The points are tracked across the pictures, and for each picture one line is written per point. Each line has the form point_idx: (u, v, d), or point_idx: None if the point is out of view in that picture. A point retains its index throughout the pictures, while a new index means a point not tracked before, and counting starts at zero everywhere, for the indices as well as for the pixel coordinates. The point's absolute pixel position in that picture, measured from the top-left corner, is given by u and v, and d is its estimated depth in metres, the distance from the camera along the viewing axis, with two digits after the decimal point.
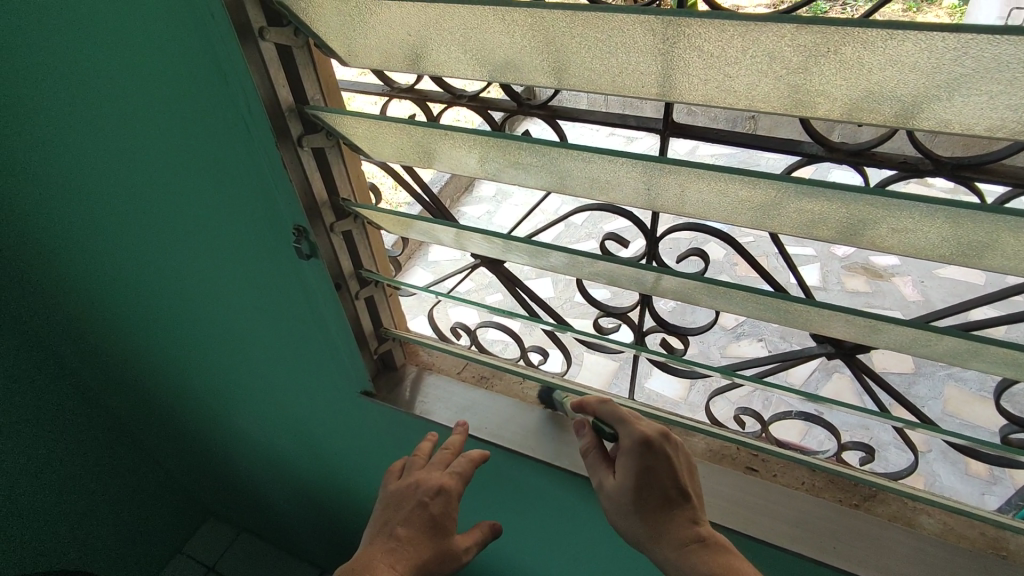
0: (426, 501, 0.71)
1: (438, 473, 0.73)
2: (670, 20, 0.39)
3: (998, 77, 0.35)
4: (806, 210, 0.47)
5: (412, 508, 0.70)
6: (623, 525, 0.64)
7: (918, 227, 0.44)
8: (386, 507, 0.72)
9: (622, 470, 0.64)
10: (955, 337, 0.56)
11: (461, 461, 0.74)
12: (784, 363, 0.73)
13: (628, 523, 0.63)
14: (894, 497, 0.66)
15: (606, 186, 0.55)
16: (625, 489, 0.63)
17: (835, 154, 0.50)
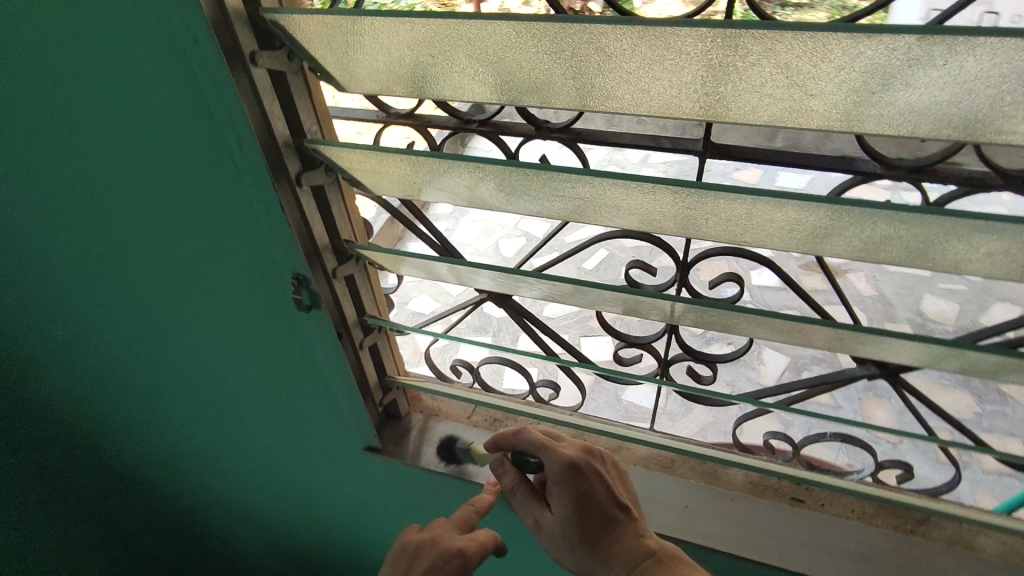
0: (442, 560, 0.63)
1: (461, 538, 0.66)
2: (750, 34, 0.33)
3: None
4: (874, 236, 0.44)
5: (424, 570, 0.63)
6: (569, 558, 0.61)
7: (997, 250, 0.42)
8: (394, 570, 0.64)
9: (559, 500, 0.61)
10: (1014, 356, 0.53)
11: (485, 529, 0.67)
12: (815, 387, 0.71)
13: (575, 554, 0.61)
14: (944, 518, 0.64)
15: (649, 216, 0.50)
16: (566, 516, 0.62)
17: (892, 171, 0.47)
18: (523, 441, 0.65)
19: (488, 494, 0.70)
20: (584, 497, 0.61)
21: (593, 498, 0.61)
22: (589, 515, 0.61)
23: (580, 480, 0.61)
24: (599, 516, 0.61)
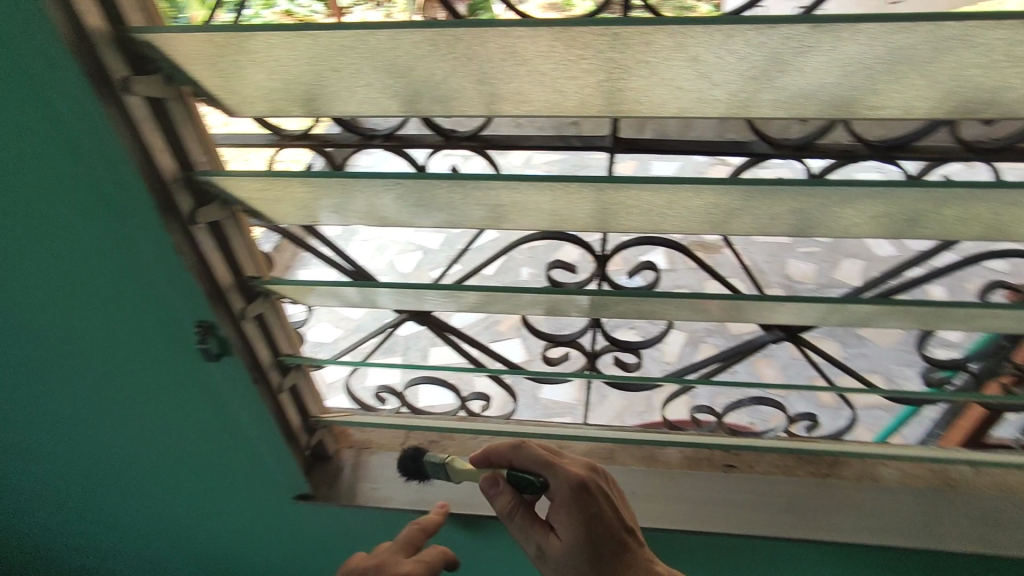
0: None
1: (403, 561, 0.62)
2: (647, 32, 0.35)
3: (954, 67, 0.37)
4: (772, 211, 0.49)
5: None
6: None
7: (871, 210, 0.48)
8: None
9: (567, 523, 0.59)
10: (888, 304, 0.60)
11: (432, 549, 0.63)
12: (728, 360, 0.77)
13: None
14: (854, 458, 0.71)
15: (568, 215, 0.51)
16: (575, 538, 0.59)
17: (781, 150, 0.53)
18: (527, 459, 0.61)
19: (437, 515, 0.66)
20: (595, 520, 0.59)
21: (603, 515, 0.59)
22: (601, 535, 0.59)
23: (591, 501, 0.59)
24: (608, 539, 0.59)
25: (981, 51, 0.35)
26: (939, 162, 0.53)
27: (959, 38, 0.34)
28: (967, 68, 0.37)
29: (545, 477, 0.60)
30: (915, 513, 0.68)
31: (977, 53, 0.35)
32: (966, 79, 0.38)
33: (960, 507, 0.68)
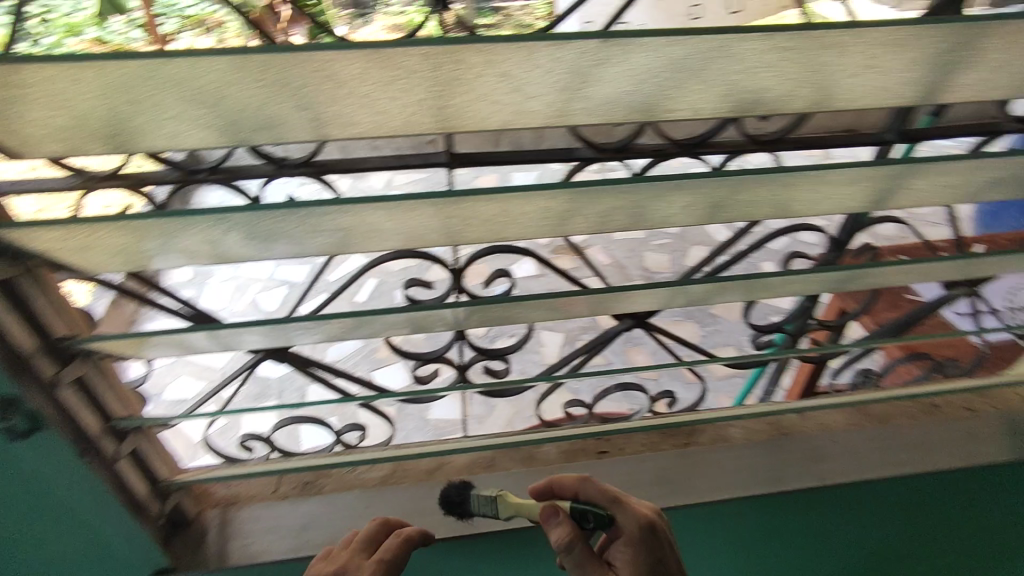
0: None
1: (366, 563, 0.61)
2: (457, 50, 0.37)
3: (726, 72, 0.42)
4: (602, 209, 0.53)
5: None
6: None
7: (684, 201, 0.55)
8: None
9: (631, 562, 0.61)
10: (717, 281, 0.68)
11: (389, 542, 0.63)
12: (592, 350, 0.81)
13: None
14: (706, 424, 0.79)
15: (416, 233, 0.52)
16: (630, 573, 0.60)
17: (603, 153, 0.57)
18: (595, 493, 0.63)
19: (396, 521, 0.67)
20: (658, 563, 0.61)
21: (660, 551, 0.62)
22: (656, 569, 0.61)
23: (654, 542, 0.62)
24: None
25: (741, 59, 0.41)
26: (734, 154, 0.60)
27: (722, 49, 0.39)
28: (735, 74, 0.43)
29: (611, 511, 0.63)
30: (760, 464, 0.78)
31: (740, 60, 0.41)
32: (738, 82, 0.44)
33: (792, 451, 0.79)
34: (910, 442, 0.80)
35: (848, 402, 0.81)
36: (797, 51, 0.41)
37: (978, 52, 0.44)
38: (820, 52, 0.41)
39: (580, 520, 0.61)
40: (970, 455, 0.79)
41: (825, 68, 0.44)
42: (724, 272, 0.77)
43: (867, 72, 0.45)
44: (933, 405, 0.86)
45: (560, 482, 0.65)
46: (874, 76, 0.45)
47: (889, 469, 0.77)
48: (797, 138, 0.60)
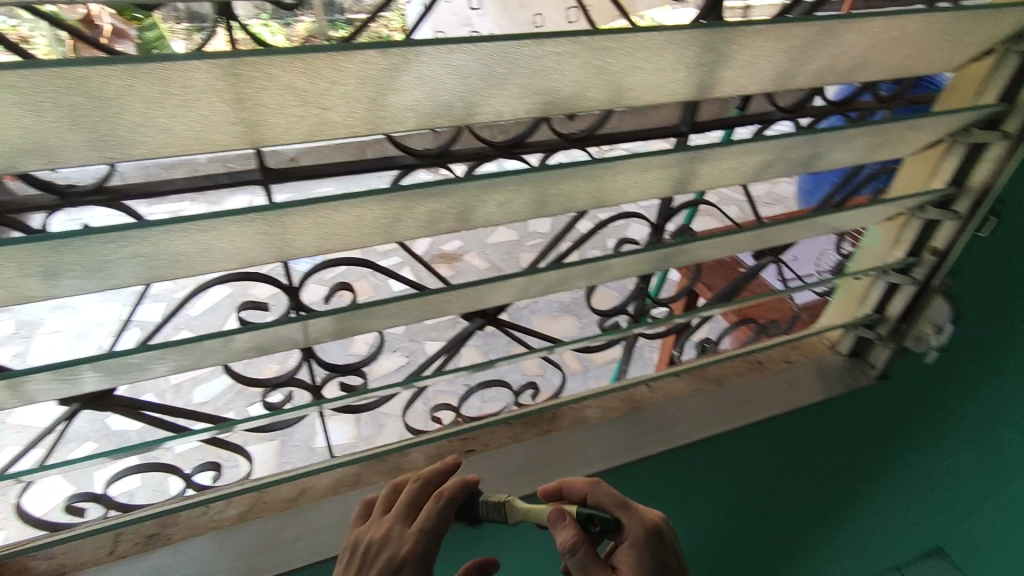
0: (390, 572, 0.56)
1: (407, 535, 0.58)
2: (244, 63, 0.37)
3: (518, 77, 0.46)
4: (425, 210, 0.56)
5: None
6: None
7: (503, 196, 0.59)
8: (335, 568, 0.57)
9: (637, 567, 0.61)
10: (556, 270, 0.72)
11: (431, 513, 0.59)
12: (450, 351, 0.83)
13: None
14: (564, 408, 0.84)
15: (235, 254, 0.50)
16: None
17: (423, 159, 0.60)
18: (604, 497, 0.64)
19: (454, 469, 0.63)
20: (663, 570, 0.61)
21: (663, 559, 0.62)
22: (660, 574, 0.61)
23: (659, 547, 0.62)
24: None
25: (529, 63, 0.45)
26: (551, 151, 0.65)
27: (508, 55, 0.43)
28: (528, 78, 0.47)
29: (619, 518, 0.63)
30: (616, 437, 0.84)
31: (528, 66, 0.45)
32: (532, 86, 0.48)
33: (643, 421, 0.85)
34: (740, 397, 0.90)
35: (685, 369, 0.89)
36: (574, 54, 0.46)
37: (727, 53, 0.52)
38: (594, 54, 0.46)
39: (587, 525, 0.62)
40: (787, 400, 0.89)
41: (607, 70, 0.49)
42: (563, 261, 0.82)
43: (640, 71, 0.51)
44: (758, 361, 0.96)
45: (569, 485, 0.66)
46: (648, 74, 0.52)
47: (729, 423, 0.86)
48: (603, 134, 0.66)
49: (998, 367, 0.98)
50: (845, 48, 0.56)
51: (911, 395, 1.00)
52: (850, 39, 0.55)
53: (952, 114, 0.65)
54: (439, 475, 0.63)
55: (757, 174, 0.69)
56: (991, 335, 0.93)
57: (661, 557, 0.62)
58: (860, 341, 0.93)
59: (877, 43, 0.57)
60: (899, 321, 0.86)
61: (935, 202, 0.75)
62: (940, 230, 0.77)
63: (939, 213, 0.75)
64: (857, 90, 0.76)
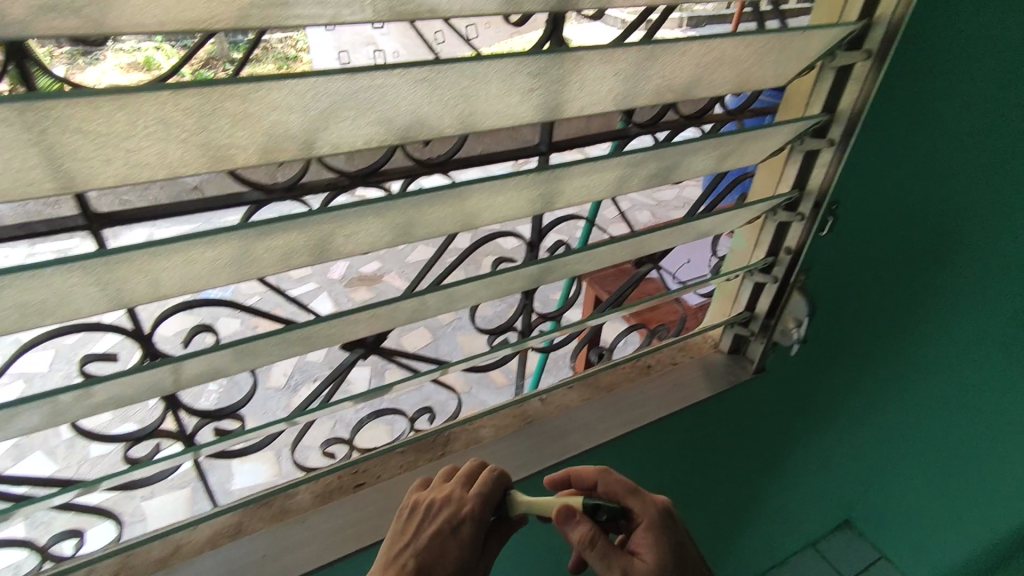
0: (451, 527, 0.68)
1: (462, 499, 0.71)
2: (30, 106, 0.35)
3: (349, 108, 0.46)
4: (276, 246, 0.54)
5: (435, 531, 0.68)
6: None
7: (362, 226, 0.59)
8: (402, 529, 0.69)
9: (654, 547, 0.71)
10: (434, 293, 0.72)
11: (481, 483, 0.73)
12: (336, 381, 0.81)
13: None
14: (457, 431, 0.84)
15: (49, 309, 0.47)
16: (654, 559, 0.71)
17: (273, 194, 0.59)
18: (613, 484, 0.75)
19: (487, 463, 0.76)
20: (677, 545, 0.73)
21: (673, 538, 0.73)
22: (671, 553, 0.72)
23: (670, 526, 0.74)
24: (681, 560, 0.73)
25: (356, 94, 0.45)
26: (410, 177, 0.65)
27: (330, 88, 0.44)
28: (360, 109, 0.47)
29: (633, 502, 0.74)
30: (511, 454, 0.84)
31: (356, 96, 0.45)
32: (369, 116, 0.48)
33: (534, 436, 0.86)
34: (629, 403, 0.92)
35: (576, 379, 0.90)
36: (394, 86, 0.46)
37: (559, 79, 0.54)
38: (416, 85, 0.47)
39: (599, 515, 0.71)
40: (673, 402, 0.93)
41: (444, 97, 0.50)
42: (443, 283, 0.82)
43: (473, 100, 0.52)
44: (647, 366, 0.98)
45: (582, 473, 0.76)
46: (483, 103, 0.53)
47: (622, 427, 0.88)
48: (461, 158, 0.67)
49: (862, 350, 1.13)
50: (675, 71, 0.60)
51: (790, 381, 1.07)
52: (677, 62, 0.58)
53: (782, 125, 0.70)
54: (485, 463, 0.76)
55: (616, 190, 0.72)
56: (849, 316, 1.02)
57: (673, 538, 0.73)
58: (737, 338, 0.97)
59: (703, 66, 0.61)
60: (767, 317, 0.91)
61: (784, 206, 0.81)
62: (791, 231, 0.83)
63: (788, 216, 0.81)
64: (707, 103, 0.80)
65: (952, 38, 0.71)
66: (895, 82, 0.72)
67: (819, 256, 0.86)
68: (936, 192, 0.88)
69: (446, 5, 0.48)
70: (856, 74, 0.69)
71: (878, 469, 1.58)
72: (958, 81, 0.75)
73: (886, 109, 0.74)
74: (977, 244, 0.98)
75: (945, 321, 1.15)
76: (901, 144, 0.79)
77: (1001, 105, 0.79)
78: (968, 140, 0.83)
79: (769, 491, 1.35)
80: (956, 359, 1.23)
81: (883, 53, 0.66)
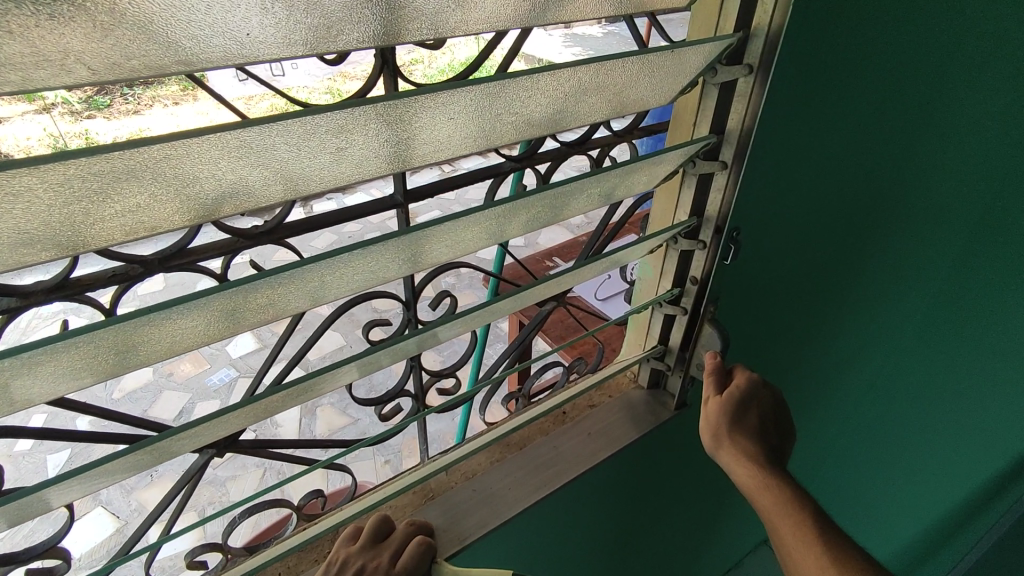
0: None
1: (387, 563, 0.63)
2: None
3: (75, 199, 0.34)
4: (38, 378, 0.42)
5: None
6: (721, 454, 0.71)
7: (164, 336, 0.46)
8: None
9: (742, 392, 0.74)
10: (296, 387, 0.60)
11: (408, 549, 0.65)
12: (185, 486, 0.68)
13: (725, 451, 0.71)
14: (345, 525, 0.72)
15: None
16: (709, 424, 0.73)
17: (34, 297, 0.47)
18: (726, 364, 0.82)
19: (422, 527, 0.69)
20: (763, 417, 0.74)
21: (747, 417, 0.73)
22: (737, 423, 0.72)
23: (766, 399, 0.75)
24: (766, 430, 0.73)
25: (78, 181, 0.33)
26: (231, 253, 0.55)
27: (30, 179, 0.32)
28: (96, 197, 0.35)
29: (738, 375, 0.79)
30: None
31: (79, 182, 0.34)
32: (115, 204, 0.36)
33: (434, 517, 0.75)
34: (541, 461, 0.82)
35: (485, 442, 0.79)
36: (127, 169, 0.35)
37: (385, 131, 0.43)
38: (164, 163, 0.36)
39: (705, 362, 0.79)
40: (590, 454, 0.83)
41: (225, 168, 0.38)
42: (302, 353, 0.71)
43: (265, 171, 0.40)
44: (563, 413, 0.89)
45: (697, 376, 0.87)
46: (280, 174, 0.41)
47: (534, 493, 0.78)
48: (295, 223, 0.56)
49: (793, 361, 1.07)
50: (531, 106, 0.50)
51: None
52: (531, 95, 0.49)
53: (665, 154, 0.62)
54: (425, 527, 0.70)
55: (494, 241, 0.62)
56: (771, 329, 0.96)
57: (763, 406, 0.74)
58: (655, 371, 0.90)
59: (563, 97, 0.52)
60: (681, 350, 0.84)
61: (685, 234, 0.73)
62: (695, 259, 0.76)
63: (689, 244, 0.74)
64: (589, 128, 0.72)
65: (844, 34, 0.65)
66: (786, 93, 0.65)
67: (728, 281, 0.79)
68: (852, 190, 0.82)
69: (201, 56, 0.36)
70: (740, 90, 0.62)
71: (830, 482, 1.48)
72: (862, 73, 0.70)
73: (780, 123, 0.67)
74: (903, 230, 0.94)
75: (886, 310, 1.10)
76: (819, 147, 0.74)
77: (902, 96, 0.75)
78: (878, 135, 0.78)
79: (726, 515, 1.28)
80: (886, 349, 1.20)
81: (765, 68, 0.59)
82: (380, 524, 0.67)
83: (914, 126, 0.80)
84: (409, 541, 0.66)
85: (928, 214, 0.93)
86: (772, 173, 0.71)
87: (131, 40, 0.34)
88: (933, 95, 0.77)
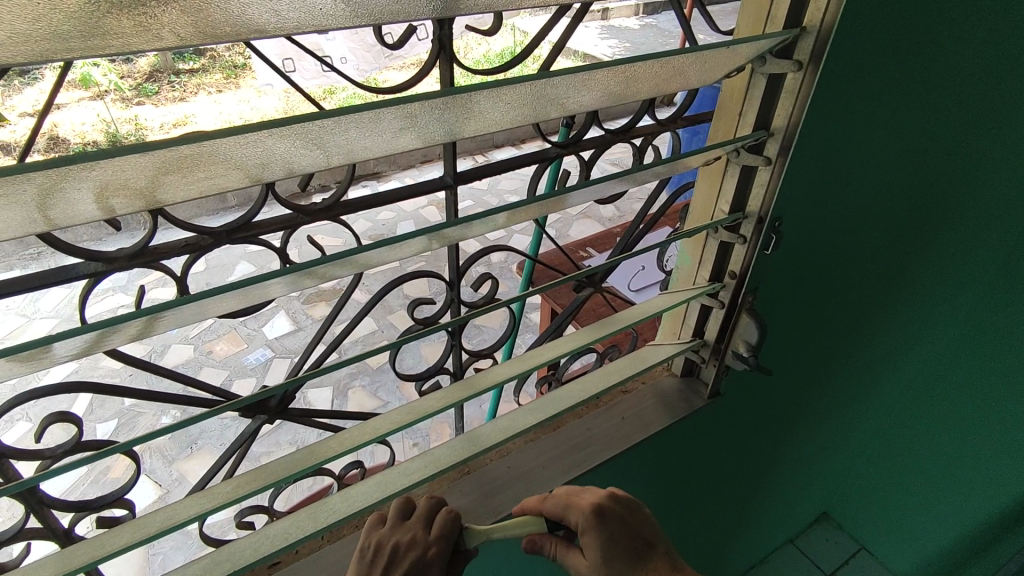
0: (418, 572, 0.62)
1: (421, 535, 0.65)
2: None
3: (164, 166, 0.38)
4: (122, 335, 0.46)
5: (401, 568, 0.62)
6: None
7: (234, 302, 0.49)
8: (369, 560, 0.63)
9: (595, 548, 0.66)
10: None
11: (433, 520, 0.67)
12: (237, 449, 0.71)
13: None
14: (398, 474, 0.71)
15: None
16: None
17: (117, 263, 0.50)
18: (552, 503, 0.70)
19: (441, 500, 0.71)
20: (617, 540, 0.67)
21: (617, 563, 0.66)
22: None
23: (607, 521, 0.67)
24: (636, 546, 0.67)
25: (172, 155, 0.37)
26: (291, 228, 0.58)
27: (133, 155, 0.35)
28: (183, 164, 0.38)
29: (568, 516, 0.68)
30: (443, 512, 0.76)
31: (172, 156, 0.37)
32: (197, 169, 0.40)
33: (469, 492, 0.77)
34: (575, 443, 0.84)
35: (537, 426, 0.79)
36: (215, 146, 0.38)
37: (445, 116, 0.46)
38: (247, 142, 0.39)
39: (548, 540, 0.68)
40: (623, 438, 0.85)
41: (296, 144, 0.41)
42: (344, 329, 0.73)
43: (330, 147, 0.43)
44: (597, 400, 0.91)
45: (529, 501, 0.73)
46: (343, 149, 0.44)
47: (566, 473, 0.80)
48: (349, 201, 0.59)
49: (821, 356, 1.06)
50: (582, 93, 0.52)
51: (750, 397, 1.01)
52: (582, 85, 0.51)
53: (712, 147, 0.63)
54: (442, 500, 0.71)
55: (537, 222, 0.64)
56: (801, 323, 0.95)
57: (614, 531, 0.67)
58: (689, 361, 0.91)
59: (612, 85, 0.53)
60: (716, 340, 0.85)
61: (726, 225, 0.74)
62: (734, 252, 0.77)
63: (730, 236, 0.74)
64: (633, 116, 0.73)
65: (897, 30, 0.64)
66: (835, 88, 0.65)
67: (766, 272, 0.80)
68: (882, 194, 0.81)
69: (275, 26, 0.39)
70: (788, 86, 0.62)
71: (838, 471, 1.49)
72: (911, 69, 0.69)
73: (827, 118, 0.67)
74: (946, 231, 0.92)
75: (924, 310, 1.08)
76: (857, 147, 0.73)
77: (950, 95, 0.73)
78: (923, 133, 0.77)
79: (747, 504, 1.30)
80: (923, 350, 1.17)
81: (815, 63, 0.60)
82: (405, 504, 0.68)
83: (956, 129, 0.78)
84: (434, 512, 0.68)
85: (962, 220, 0.91)
86: (815, 168, 0.71)
87: (219, 16, 0.36)
88: (979, 99, 0.75)
